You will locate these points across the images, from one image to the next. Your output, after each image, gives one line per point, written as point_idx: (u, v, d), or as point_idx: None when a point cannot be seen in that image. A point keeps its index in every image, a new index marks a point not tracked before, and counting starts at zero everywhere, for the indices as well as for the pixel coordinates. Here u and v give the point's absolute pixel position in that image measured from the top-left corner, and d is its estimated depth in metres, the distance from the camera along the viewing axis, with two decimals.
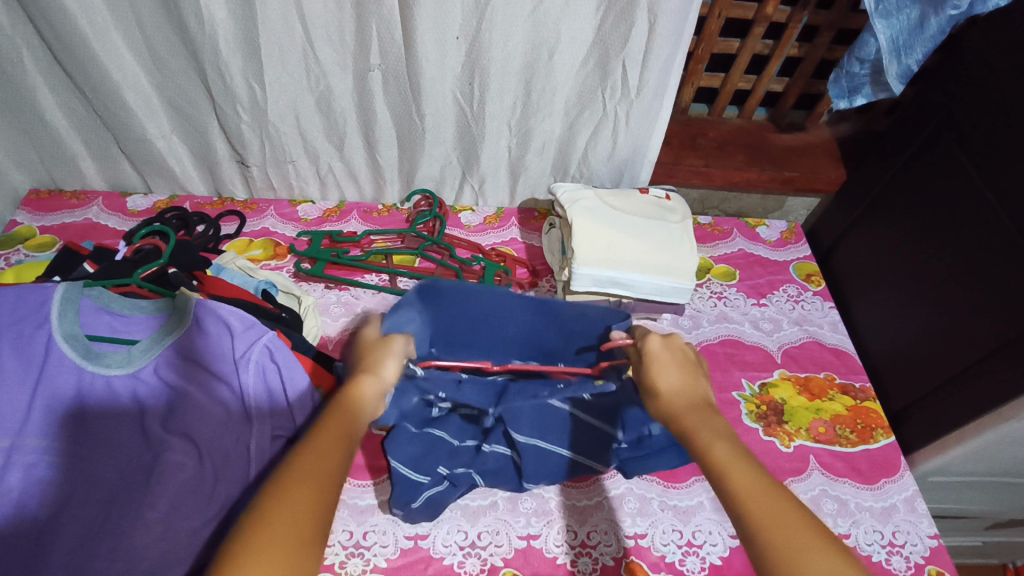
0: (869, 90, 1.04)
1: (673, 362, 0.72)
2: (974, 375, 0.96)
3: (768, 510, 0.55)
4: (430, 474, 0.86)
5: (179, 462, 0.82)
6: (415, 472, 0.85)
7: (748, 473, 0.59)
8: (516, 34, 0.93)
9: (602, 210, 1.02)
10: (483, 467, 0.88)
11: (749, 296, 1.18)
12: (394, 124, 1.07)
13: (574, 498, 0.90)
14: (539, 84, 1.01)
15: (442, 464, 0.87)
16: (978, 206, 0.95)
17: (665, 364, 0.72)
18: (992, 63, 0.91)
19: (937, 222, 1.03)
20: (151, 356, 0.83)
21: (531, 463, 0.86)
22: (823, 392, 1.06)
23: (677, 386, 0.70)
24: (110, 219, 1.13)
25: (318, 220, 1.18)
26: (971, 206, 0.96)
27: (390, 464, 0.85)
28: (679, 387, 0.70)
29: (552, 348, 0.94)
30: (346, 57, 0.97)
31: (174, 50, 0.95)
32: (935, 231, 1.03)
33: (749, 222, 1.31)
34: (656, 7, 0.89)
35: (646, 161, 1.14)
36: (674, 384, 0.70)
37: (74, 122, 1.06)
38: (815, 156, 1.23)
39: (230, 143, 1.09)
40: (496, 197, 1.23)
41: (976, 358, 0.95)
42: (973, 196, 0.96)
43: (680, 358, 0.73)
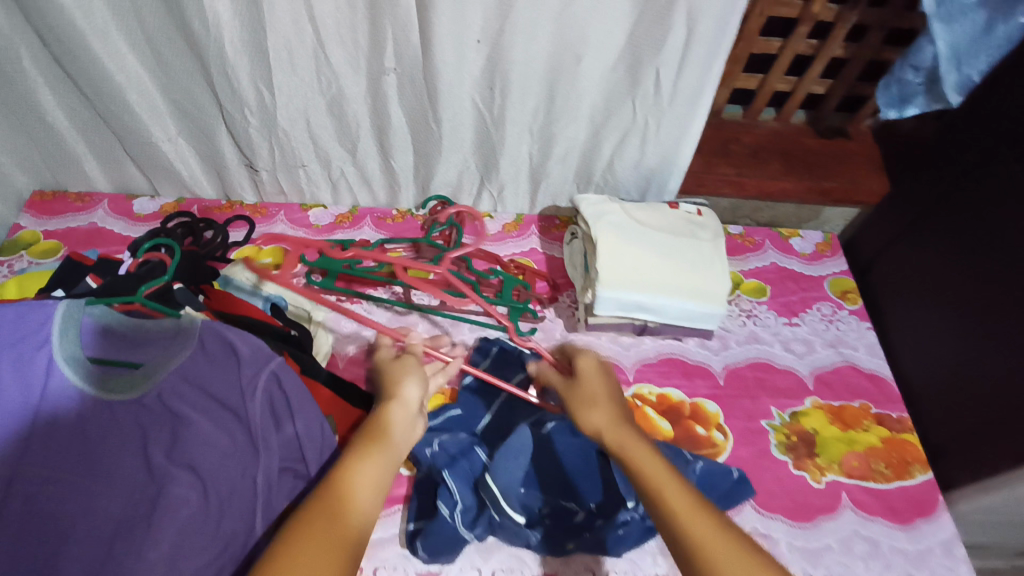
0: (922, 100, 0.96)
1: (602, 378, 0.82)
2: (1018, 419, 0.90)
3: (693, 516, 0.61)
4: (471, 529, 0.81)
5: (183, 496, 0.76)
6: (463, 528, 0.81)
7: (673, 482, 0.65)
8: (541, 38, 0.86)
9: (630, 226, 0.95)
10: (508, 535, 0.83)
11: (780, 314, 1.12)
12: (410, 129, 1.01)
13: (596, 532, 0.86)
14: (564, 89, 0.93)
15: (480, 524, 0.82)
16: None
17: (591, 384, 0.82)
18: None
19: (992, 241, 0.95)
20: (156, 381, 0.80)
21: (564, 522, 0.84)
22: (857, 422, 1.01)
23: (604, 410, 0.77)
24: (116, 223, 1.09)
25: (330, 226, 1.13)
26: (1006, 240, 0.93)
27: (439, 510, 0.80)
28: (596, 406, 0.78)
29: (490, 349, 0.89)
30: (359, 59, 0.90)
31: (178, 52, 0.90)
32: (981, 256, 0.97)
33: (782, 233, 1.23)
34: (699, 12, 0.82)
35: (676, 171, 1.06)
36: (597, 408, 0.77)
37: (76, 123, 1.01)
38: (857, 164, 1.15)
39: (238, 147, 1.03)
40: (515, 204, 1.16)
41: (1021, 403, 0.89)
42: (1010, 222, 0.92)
43: (606, 382, 0.82)
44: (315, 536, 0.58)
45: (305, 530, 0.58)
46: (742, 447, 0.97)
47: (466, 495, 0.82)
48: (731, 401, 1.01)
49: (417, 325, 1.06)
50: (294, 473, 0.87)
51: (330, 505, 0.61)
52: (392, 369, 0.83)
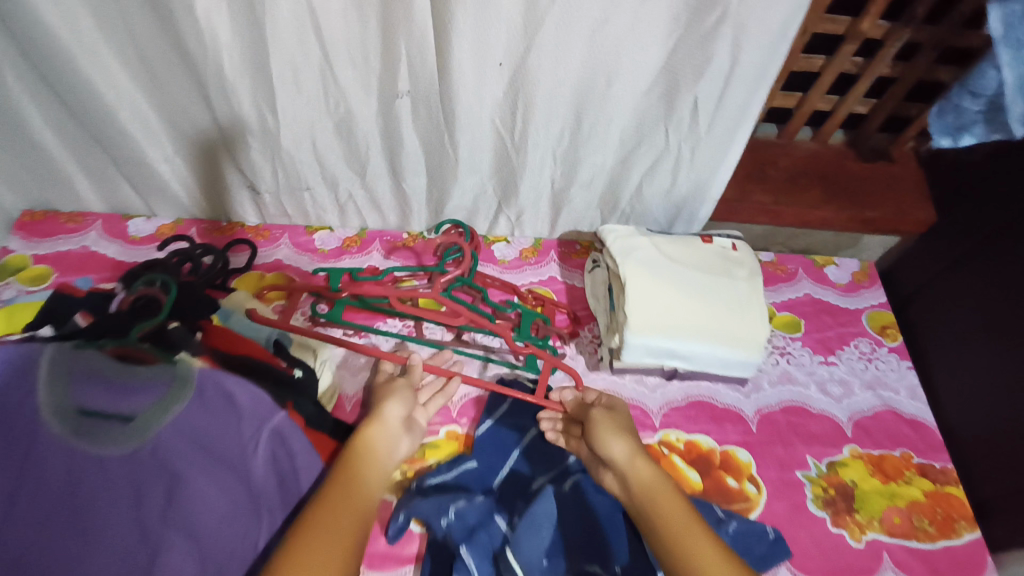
0: (980, 129, 0.88)
1: (621, 416, 0.82)
2: None
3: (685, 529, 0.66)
4: None
5: (180, 563, 0.68)
6: None
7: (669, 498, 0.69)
8: (570, 61, 0.79)
9: (660, 263, 0.88)
10: None
11: (816, 352, 1.05)
12: (423, 152, 0.94)
13: None
14: (592, 114, 0.86)
15: None
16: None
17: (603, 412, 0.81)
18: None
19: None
20: (150, 436, 0.74)
21: None
22: (899, 474, 0.94)
23: (626, 442, 0.76)
24: (110, 246, 1.02)
25: (336, 251, 1.06)
26: None
27: None
28: (621, 439, 0.77)
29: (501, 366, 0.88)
30: (370, 79, 0.83)
31: (173, 70, 0.83)
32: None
33: (816, 260, 1.16)
34: (745, 38, 0.74)
35: (708, 199, 0.99)
36: (622, 439, 0.77)
37: (66, 142, 0.94)
38: (901, 193, 1.07)
39: (239, 169, 0.96)
40: (534, 228, 1.09)
41: None
42: None
43: (625, 421, 0.81)
44: (316, 537, 0.59)
45: (309, 530, 0.60)
46: (776, 501, 0.90)
47: (484, 569, 0.75)
48: (764, 449, 0.94)
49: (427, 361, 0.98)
50: None
51: (333, 504, 0.63)
52: (383, 387, 0.83)
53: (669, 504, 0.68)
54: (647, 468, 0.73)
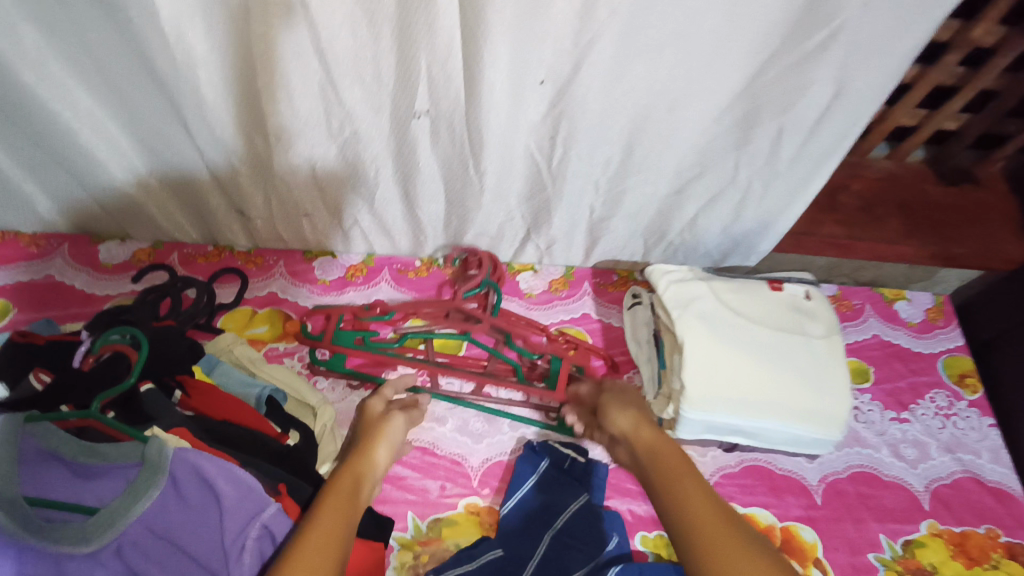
0: None
1: (627, 393, 0.76)
2: None
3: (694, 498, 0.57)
4: None
5: None
6: None
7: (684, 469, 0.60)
8: (628, 81, 0.64)
9: (723, 318, 0.76)
10: None
11: (886, 407, 0.92)
12: (442, 177, 0.79)
13: None
14: (649, 140, 0.71)
15: None
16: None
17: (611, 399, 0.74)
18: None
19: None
20: (110, 534, 0.61)
21: None
22: (985, 557, 0.82)
23: (633, 413, 0.71)
24: (77, 276, 0.88)
25: (339, 282, 0.93)
26: None
27: None
28: (627, 412, 0.71)
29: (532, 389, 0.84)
30: (381, 99, 0.68)
31: (139, 84, 0.68)
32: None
33: (884, 295, 1.02)
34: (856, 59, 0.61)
35: (772, 233, 0.85)
36: (628, 410, 0.71)
37: (20, 161, 0.80)
38: (989, 228, 0.93)
39: (226, 192, 0.82)
40: (565, 257, 0.95)
41: None
42: None
43: (633, 395, 0.76)
44: (316, 537, 0.54)
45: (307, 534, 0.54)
46: None
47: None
48: (832, 527, 0.82)
49: (445, 421, 0.84)
50: None
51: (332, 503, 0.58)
52: (377, 420, 0.74)
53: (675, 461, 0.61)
54: (650, 432, 0.67)
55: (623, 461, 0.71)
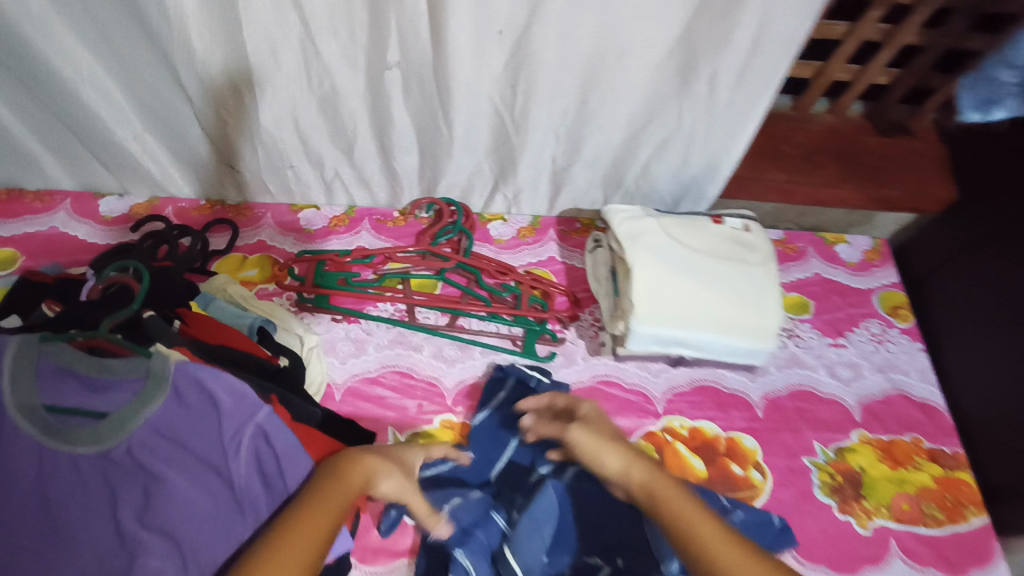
0: (1013, 104, 0.81)
1: (603, 422, 0.75)
2: None
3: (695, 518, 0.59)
4: None
5: (157, 568, 0.66)
6: None
7: (681, 499, 0.62)
8: (576, 32, 0.72)
9: (669, 249, 0.82)
10: None
11: (825, 334, 1.01)
12: (415, 129, 0.87)
13: None
14: (600, 90, 0.79)
15: None
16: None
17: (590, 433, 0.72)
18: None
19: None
20: (123, 435, 0.70)
21: None
22: (908, 460, 0.92)
23: (618, 448, 0.69)
24: (80, 227, 0.96)
25: (323, 231, 1.00)
26: None
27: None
28: (614, 442, 0.70)
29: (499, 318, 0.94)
30: (356, 53, 0.76)
31: (137, 42, 0.75)
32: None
33: (826, 238, 1.10)
34: (773, 11, 0.68)
35: (719, 175, 0.90)
36: (611, 446, 0.69)
37: (26, 119, 0.87)
38: (918, 169, 1.00)
39: (216, 146, 0.90)
40: (532, 206, 1.03)
41: None
42: None
43: (608, 426, 0.74)
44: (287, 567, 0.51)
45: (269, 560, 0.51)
46: (783, 490, 0.88)
47: (482, 571, 0.72)
48: (771, 436, 0.91)
49: (422, 349, 0.92)
50: None
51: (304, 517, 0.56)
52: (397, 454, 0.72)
53: (670, 490, 0.63)
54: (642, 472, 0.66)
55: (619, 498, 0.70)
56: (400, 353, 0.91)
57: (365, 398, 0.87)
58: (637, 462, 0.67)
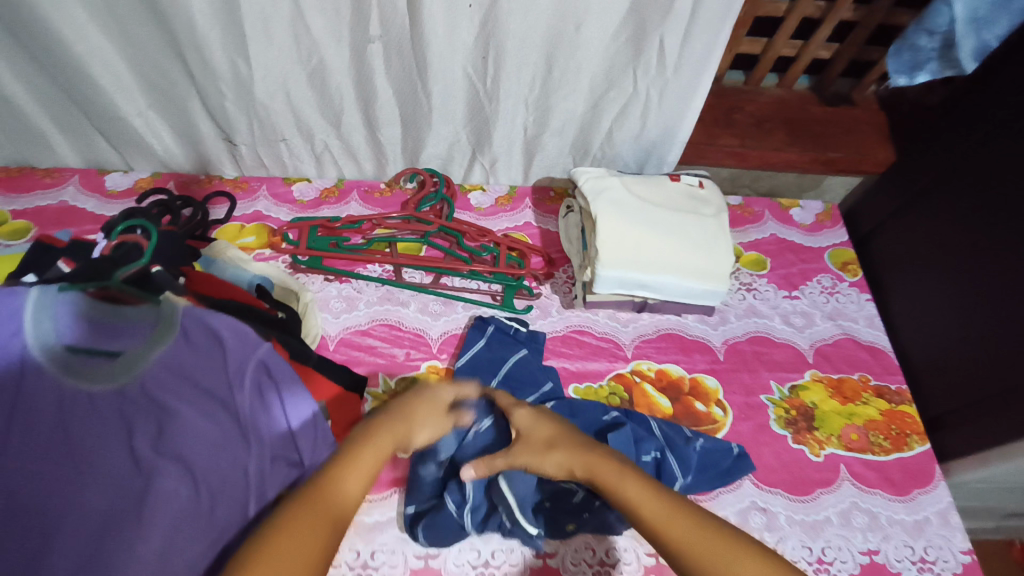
0: (934, 66, 0.88)
1: (544, 424, 0.75)
2: (1009, 400, 0.89)
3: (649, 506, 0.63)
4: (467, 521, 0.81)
5: (172, 489, 0.72)
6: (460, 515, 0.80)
7: (633, 485, 0.65)
8: (538, 4, 0.80)
9: (630, 202, 0.90)
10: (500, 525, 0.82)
11: (780, 287, 1.10)
12: (397, 101, 0.95)
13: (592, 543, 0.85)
14: (562, 59, 0.87)
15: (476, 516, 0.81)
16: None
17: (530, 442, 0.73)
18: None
19: (1011, 211, 0.89)
20: (138, 373, 0.77)
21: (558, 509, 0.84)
22: (857, 395, 1.00)
23: (558, 451, 0.71)
24: (89, 201, 1.03)
25: (314, 201, 1.08)
26: (1000, 204, 0.91)
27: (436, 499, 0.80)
28: (555, 447, 0.72)
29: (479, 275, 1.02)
30: (341, 27, 0.84)
31: (144, 21, 0.83)
32: (996, 230, 0.92)
33: (781, 202, 1.19)
34: None
35: (676, 143, 1.00)
36: (549, 451, 0.72)
37: (38, 97, 0.94)
38: (860, 133, 1.09)
39: (214, 120, 0.97)
40: (508, 176, 1.11)
41: (1014, 383, 0.88)
42: (996, 176, 0.91)
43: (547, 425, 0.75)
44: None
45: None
46: (743, 423, 0.96)
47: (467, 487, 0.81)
48: (730, 376, 1.00)
49: (409, 304, 1.00)
50: (286, 462, 0.81)
51: (297, 521, 0.56)
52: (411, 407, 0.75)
53: (619, 481, 0.66)
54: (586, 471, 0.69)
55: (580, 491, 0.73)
56: (388, 308, 0.99)
57: (357, 348, 0.95)
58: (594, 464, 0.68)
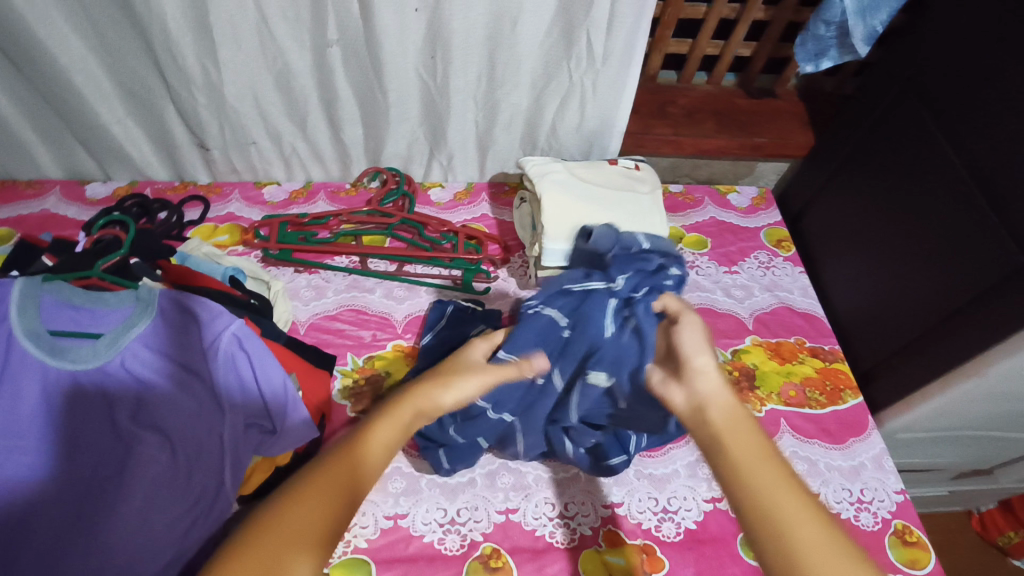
0: (835, 53, 0.99)
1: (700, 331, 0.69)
2: (923, 345, 0.99)
3: (765, 466, 0.53)
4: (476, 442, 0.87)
5: (152, 455, 0.79)
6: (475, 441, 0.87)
7: (755, 442, 0.56)
8: (476, 5, 0.90)
9: (572, 182, 1.00)
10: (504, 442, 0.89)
11: (721, 264, 1.19)
12: (357, 101, 1.04)
13: (552, 501, 0.90)
14: (503, 55, 0.97)
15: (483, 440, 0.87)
16: (995, 155, 0.85)
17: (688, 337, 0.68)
18: (975, 12, 0.87)
19: (914, 177, 0.99)
20: (117, 350, 0.81)
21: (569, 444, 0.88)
22: (793, 356, 1.08)
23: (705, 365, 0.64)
24: (69, 208, 1.09)
25: (284, 202, 1.16)
26: (909, 172, 1.00)
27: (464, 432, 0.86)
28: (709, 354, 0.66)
29: (440, 261, 1.09)
30: (302, 32, 0.93)
31: (121, 31, 0.91)
32: (917, 191, 0.98)
33: (720, 190, 1.30)
34: None
35: (615, 132, 1.12)
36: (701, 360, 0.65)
37: (23, 109, 1.01)
38: (784, 121, 1.20)
39: (188, 125, 1.05)
40: (465, 172, 1.20)
41: (925, 328, 0.98)
42: (901, 148, 1.02)
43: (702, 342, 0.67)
44: None
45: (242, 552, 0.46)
46: None
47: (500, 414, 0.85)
48: None
49: (374, 291, 1.07)
50: (260, 429, 0.84)
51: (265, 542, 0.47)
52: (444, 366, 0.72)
53: (742, 425, 0.57)
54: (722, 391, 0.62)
55: (675, 406, 0.63)
56: (355, 295, 1.06)
57: (326, 331, 1.01)
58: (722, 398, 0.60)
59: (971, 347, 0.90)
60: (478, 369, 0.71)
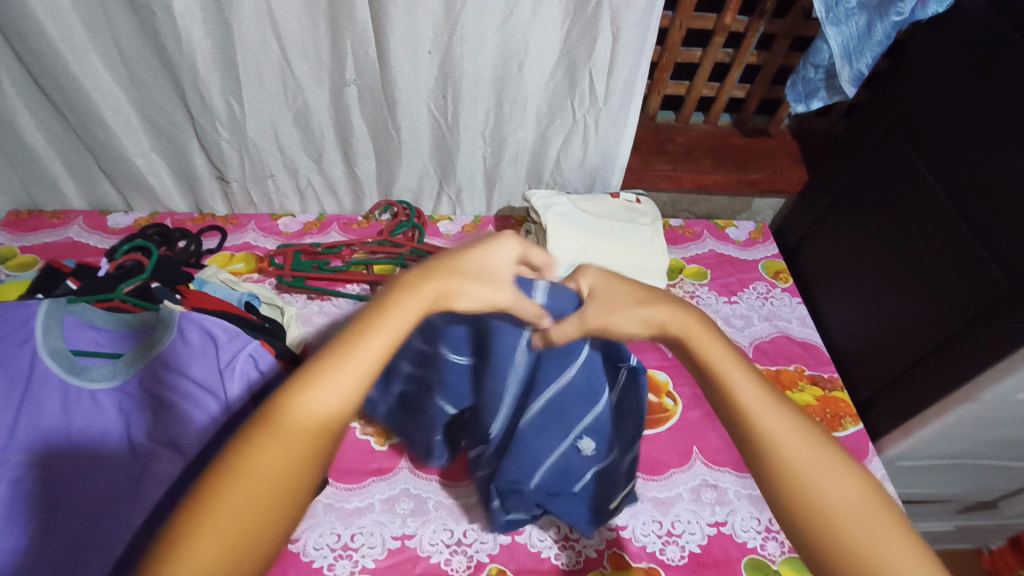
0: (825, 94, 1.05)
1: (617, 284, 0.66)
2: (918, 372, 1.01)
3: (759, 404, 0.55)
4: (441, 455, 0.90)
5: (167, 470, 0.80)
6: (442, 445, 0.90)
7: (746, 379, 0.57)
8: (487, 47, 0.96)
9: (575, 214, 1.04)
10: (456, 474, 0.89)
11: (720, 294, 1.22)
12: (370, 137, 1.09)
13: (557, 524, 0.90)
14: (510, 94, 1.03)
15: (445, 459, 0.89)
16: (974, 185, 0.90)
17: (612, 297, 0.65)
18: (956, 58, 0.92)
19: (904, 209, 1.03)
20: (135, 368, 0.83)
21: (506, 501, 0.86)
22: (793, 383, 1.11)
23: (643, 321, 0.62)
24: (91, 237, 1.14)
25: (299, 232, 1.20)
26: (898, 192, 1.04)
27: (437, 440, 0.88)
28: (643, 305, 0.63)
29: None
30: (322, 72, 0.99)
31: (152, 70, 0.97)
32: (910, 216, 1.02)
33: (718, 224, 1.34)
34: (623, 19, 0.92)
35: (616, 167, 1.17)
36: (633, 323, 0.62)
37: (54, 143, 1.07)
38: (777, 158, 1.26)
39: (209, 159, 1.10)
40: (472, 206, 1.25)
41: (920, 356, 1.01)
42: (891, 177, 1.06)
43: (626, 294, 0.65)
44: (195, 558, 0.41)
45: (223, 494, 0.44)
46: (691, 411, 1.05)
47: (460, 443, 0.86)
48: (679, 370, 1.10)
49: None
50: None
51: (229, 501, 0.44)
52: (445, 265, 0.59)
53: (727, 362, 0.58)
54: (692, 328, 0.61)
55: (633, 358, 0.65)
56: None
57: None
58: (684, 321, 0.61)
59: (963, 373, 0.93)
60: (492, 282, 0.61)
